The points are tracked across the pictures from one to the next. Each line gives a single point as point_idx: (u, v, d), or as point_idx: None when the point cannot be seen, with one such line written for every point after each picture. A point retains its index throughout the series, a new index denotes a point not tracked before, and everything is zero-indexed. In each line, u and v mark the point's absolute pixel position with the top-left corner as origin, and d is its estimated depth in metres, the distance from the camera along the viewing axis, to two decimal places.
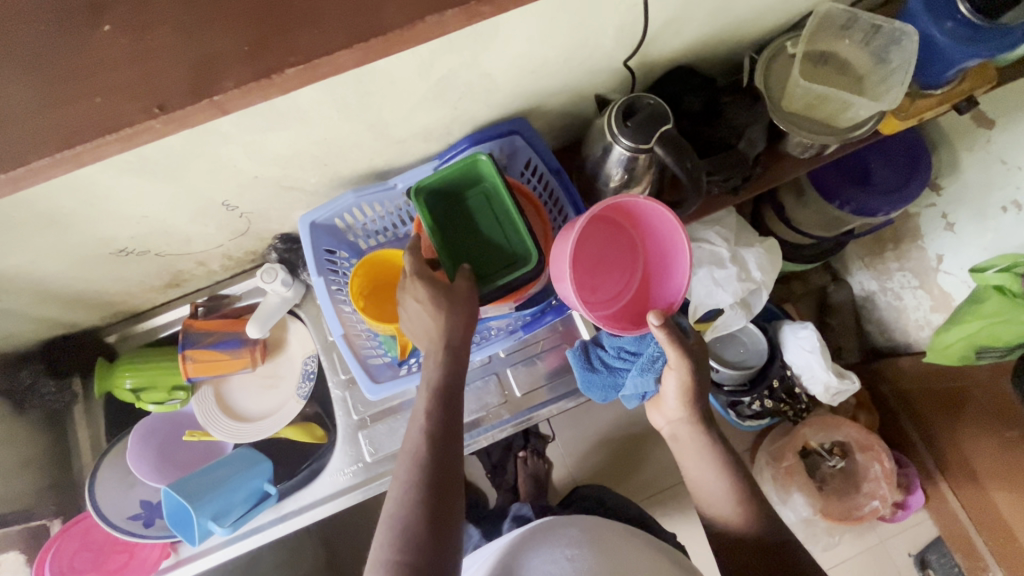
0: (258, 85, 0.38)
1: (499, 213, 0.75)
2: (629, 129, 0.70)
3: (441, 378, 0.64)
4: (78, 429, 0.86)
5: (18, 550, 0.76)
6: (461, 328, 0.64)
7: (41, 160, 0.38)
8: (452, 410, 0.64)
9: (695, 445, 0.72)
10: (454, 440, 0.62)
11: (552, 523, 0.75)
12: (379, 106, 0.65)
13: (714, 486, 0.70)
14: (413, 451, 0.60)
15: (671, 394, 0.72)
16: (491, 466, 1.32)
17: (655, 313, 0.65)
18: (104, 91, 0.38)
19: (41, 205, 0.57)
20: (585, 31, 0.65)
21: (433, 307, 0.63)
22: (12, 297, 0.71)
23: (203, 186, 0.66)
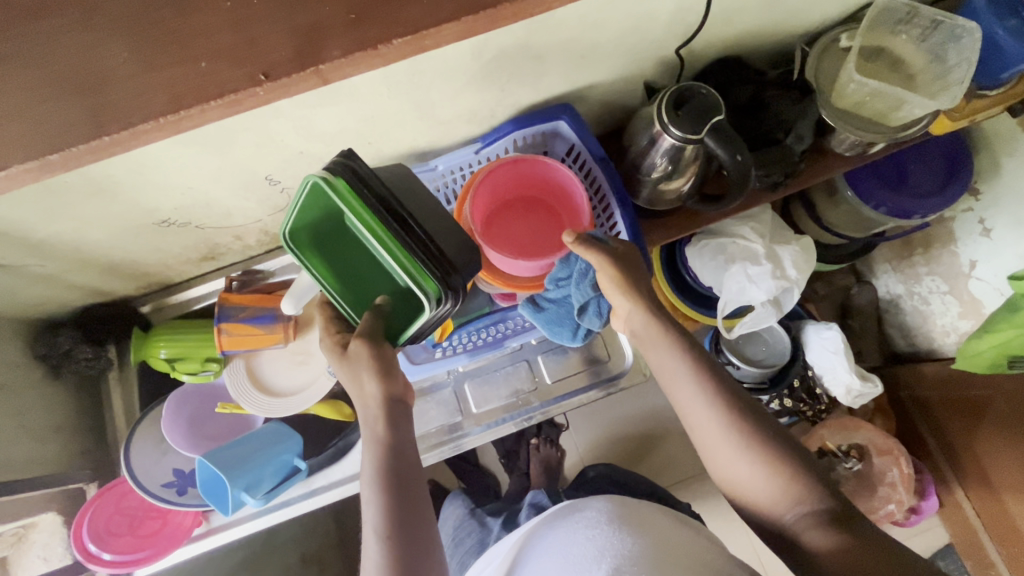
0: (363, 54, 0.39)
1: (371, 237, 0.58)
2: (679, 119, 0.69)
3: (380, 454, 0.59)
4: (111, 397, 0.87)
5: (56, 510, 0.79)
6: (377, 395, 0.60)
7: (146, 124, 0.39)
8: (406, 480, 0.58)
9: (671, 363, 0.62)
10: (412, 496, 0.58)
11: (573, 507, 0.74)
12: (429, 85, 0.64)
13: (710, 431, 0.59)
14: (371, 544, 0.55)
15: (613, 295, 0.66)
16: (504, 451, 1.33)
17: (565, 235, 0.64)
18: (208, 55, 0.39)
19: (91, 171, 0.57)
20: (642, 17, 0.64)
21: (350, 376, 0.61)
22: (54, 263, 0.71)
23: (249, 160, 0.65)
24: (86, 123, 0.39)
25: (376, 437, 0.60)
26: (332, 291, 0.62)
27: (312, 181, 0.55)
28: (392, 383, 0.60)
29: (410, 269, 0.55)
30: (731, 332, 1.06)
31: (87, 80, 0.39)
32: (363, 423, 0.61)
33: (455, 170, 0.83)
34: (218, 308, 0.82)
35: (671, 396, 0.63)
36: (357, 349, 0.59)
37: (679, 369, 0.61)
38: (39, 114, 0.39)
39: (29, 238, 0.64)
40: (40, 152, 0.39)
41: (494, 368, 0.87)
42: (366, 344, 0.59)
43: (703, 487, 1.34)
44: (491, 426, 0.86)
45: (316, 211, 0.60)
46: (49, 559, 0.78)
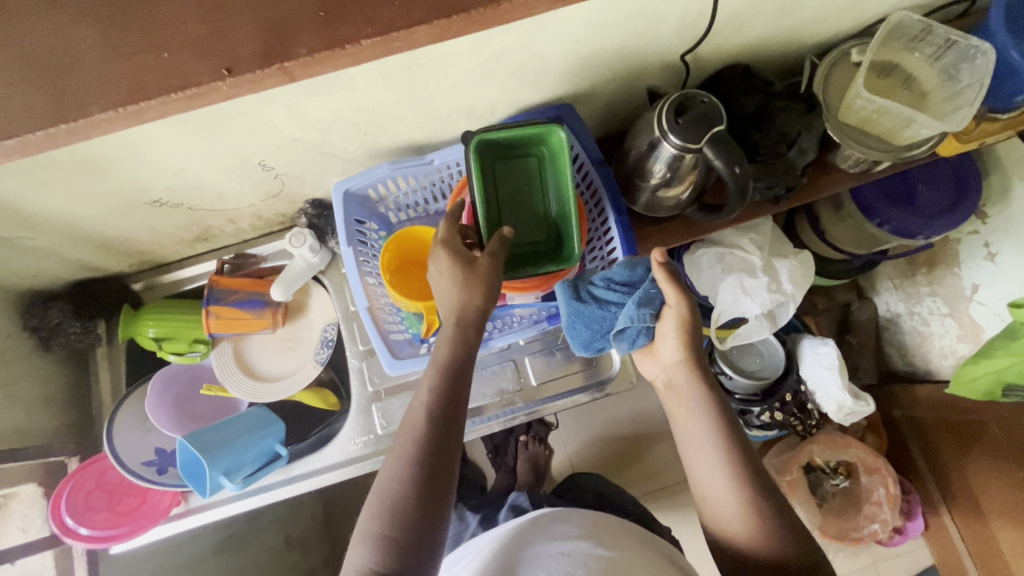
0: (332, 53, 0.39)
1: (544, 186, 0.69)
2: (680, 127, 0.68)
3: (456, 356, 0.59)
4: (99, 372, 0.88)
5: (36, 480, 0.78)
6: (477, 309, 0.59)
7: (110, 112, 0.38)
8: (463, 397, 0.59)
9: (696, 418, 0.64)
10: (442, 466, 0.55)
11: (551, 520, 0.75)
12: (427, 79, 0.63)
13: (720, 492, 0.60)
14: (412, 435, 0.56)
15: (666, 339, 0.66)
16: (493, 446, 1.34)
17: (656, 254, 0.61)
18: (173, 47, 0.38)
19: (80, 147, 0.57)
20: (645, 22, 0.63)
21: (460, 284, 0.59)
22: (44, 237, 0.71)
23: (242, 145, 0.65)
24: (50, 108, 0.38)
25: (459, 338, 0.60)
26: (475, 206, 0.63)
27: (561, 132, 0.63)
28: (491, 308, 0.60)
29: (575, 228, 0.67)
30: (723, 343, 1.06)
31: (56, 64, 0.39)
32: (447, 314, 0.60)
33: (452, 165, 0.79)
34: (207, 292, 0.81)
35: (687, 450, 0.64)
36: (487, 263, 0.60)
37: (705, 426, 0.63)
38: (11, 95, 0.39)
39: (19, 211, 0.64)
40: (7, 133, 0.39)
41: (480, 366, 0.87)
42: (495, 263, 0.61)
43: (688, 495, 1.34)
44: (473, 424, 0.86)
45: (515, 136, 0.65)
46: (27, 529, 0.75)
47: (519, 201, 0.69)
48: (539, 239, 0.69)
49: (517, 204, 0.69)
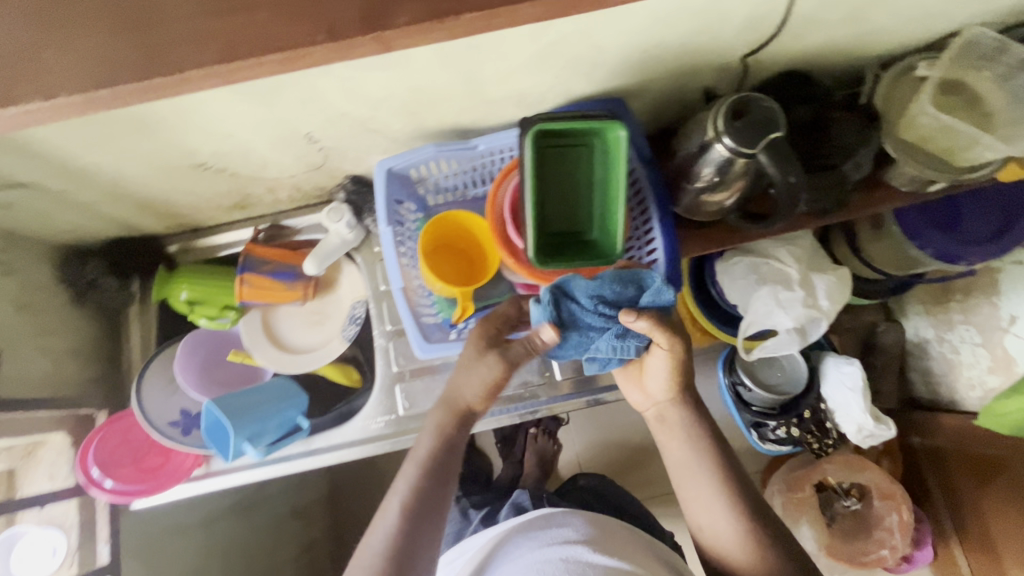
0: (428, 25, 0.38)
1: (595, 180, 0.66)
2: (735, 129, 0.66)
3: (436, 450, 0.67)
4: (130, 329, 0.89)
5: (65, 430, 0.78)
6: (469, 403, 0.68)
7: (197, 70, 0.38)
8: (446, 481, 0.66)
9: (693, 457, 0.70)
10: (432, 506, 0.64)
11: (555, 522, 0.76)
12: (483, 61, 0.62)
13: (715, 522, 0.67)
14: (389, 521, 0.63)
15: (655, 380, 0.70)
16: (502, 436, 1.35)
17: (546, 332, 0.62)
18: (269, 6, 0.38)
19: (136, 106, 0.57)
20: (710, 19, 0.61)
21: (464, 375, 0.67)
22: (89, 192, 0.72)
23: (292, 115, 0.65)
24: (137, 61, 0.38)
25: (440, 432, 0.68)
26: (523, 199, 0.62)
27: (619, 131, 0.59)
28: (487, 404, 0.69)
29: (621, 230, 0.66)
30: (749, 354, 1.07)
31: (147, 15, 0.38)
32: (436, 415, 0.69)
33: (496, 151, 0.78)
34: (241, 260, 0.82)
35: (681, 483, 0.71)
36: (495, 364, 0.66)
37: (702, 465, 0.70)
38: (102, 45, 0.38)
39: (68, 165, 0.64)
40: (80, 86, 0.38)
41: None
42: (504, 364, 0.66)
43: None
44: (494, 414, 0.85)
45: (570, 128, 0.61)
46: (54, 477, 0.77)
47: (567, 193, 0.67)
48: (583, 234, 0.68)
49: (565, 196, 0.67)
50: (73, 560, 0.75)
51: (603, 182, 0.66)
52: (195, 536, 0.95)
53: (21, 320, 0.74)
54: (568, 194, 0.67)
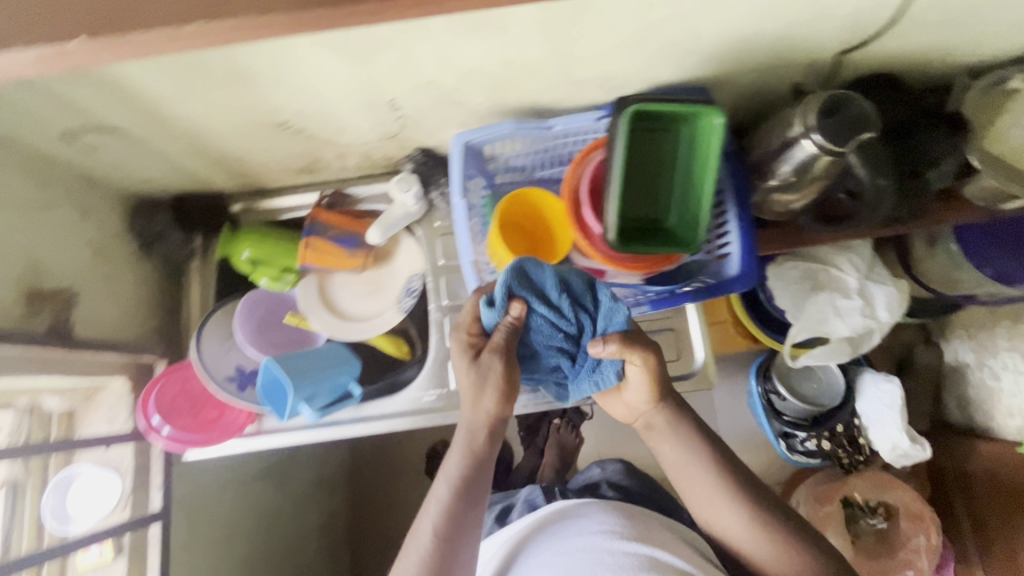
0: None
1: (684, 168, 0.66)
2: (827, 127, 0.65)
3: (468, 471, 0.64)
4: (190, 284, 0.90)
5: (126, 377, 0.79)
6: (489, 416, 0.64)
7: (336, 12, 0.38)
8: (477, 503, 0.63)
9: (690, 463, 0.69)
10: (463, 531, 0.62)
11: (567, 520, 0.75)
12: (578, 36, 0.62)
13: (730, 524, 0.67)
14: (424, 544, 0.60)
15: (634, 391, 0.69)
16: (526, 426, 1.38)
17: (518, 309, 0.61)
18: None
19: (237, 56, 0.57)
20: (812, 10, 0.60)
21: (470, 386, 0.65)
22: (170, 143, 0.72)
23: (381, 79, 0.65)
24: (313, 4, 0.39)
25: (471, 450, 0.64)
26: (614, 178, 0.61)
27: (720, 118, 0.58)
28: (507, 412, 0.65)
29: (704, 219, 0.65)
30: (795, 361, 1.02)
31: None
32: (465, 431, 0.65)
33: (571, 133, 0.78)
34: (309, 224, 0.83)
35: (686, 488, 0.70)
36: (492, 364, 0.63)
37: (704, 471, 0.68)
38: None
39: (158, 113, 0.65)
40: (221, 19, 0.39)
41: None
42: (499, 369, 0.63)
43: None
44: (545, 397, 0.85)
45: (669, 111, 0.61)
46: (112, 420, 0.78)
47: (652, 179, 0.67)
48: (662, 220, 0.68)
49: (649, 182, 0.67)
50: (127, 502, 0.77)
51: (691, 169, 0.65)
52: (235, 493, 0.97)
53: (94, 263, 0.75)
54: (653, 180, 0.67)
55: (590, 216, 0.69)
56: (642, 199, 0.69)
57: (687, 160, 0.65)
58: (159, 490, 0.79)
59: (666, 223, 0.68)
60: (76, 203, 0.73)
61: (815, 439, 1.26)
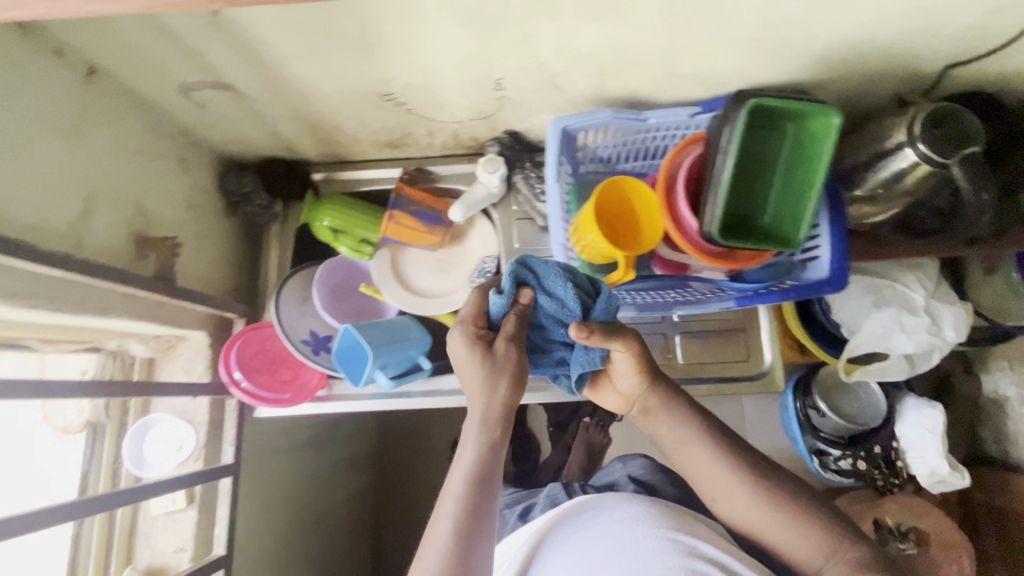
0: None
1: (787, 165, 0.66)
2: (932, 138, 0.66)
3: (482, 462, 0.56)
4: (268, 248, 0.91)
5: (205, 331, 0.79)
6: (501, 403, 0.58)
7: None
8: (494, 500, 0.55)
9: (689, 441, 0.67)
10: (484, 533, 0.53)
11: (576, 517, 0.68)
12: (697, 28, 0.62)
13: (745, 511, 0.63)
14: (440, 548, 0.51)
15: (624, 375, 0.69)
16: (556, 422, 1.41)
17: (530, 294, 0.61)
18: None
19: (369, 23, 0.58)
20: (933, 22, 0.61)
21: (479, 375, 0.59)
22: (275, 106, 0.74)
23: (497, 57, 0.66)
24: None
25: (484, 445, 0.57)
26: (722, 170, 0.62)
27: (838, 118, 0.59)
28: (518, 401, 0.59)
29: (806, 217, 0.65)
30: (847, 375, 1.02)
31: None
32: (474, 424, 0.58)
33: (664, 127, 0.78)
34: (394, 196, 0.86)
35: (696, 475, 0.66)
36: (501, 351, 0.60)
37: (706, 450, 0.65)
38: None
39: (275, 74, 0.66)
40: None
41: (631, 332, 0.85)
42: (507, 355, 0.60)
43: None
44: None
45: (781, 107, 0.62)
46: (190, 373, 0.79)
47: (754, 175, 0.67)
48: (759, 217, 0.68)
49: (751, 178, 0.67)
50: (199, 455, 0.77)
51: (796, 167, 0.65)
52: (283, 458, 0.97)
53: (189, 216, 0.77)
54: (754, 176, 0.67)
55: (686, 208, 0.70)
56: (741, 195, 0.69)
57: (791, 158, 0.65)
58: (230, 446, 0.80)
59: (763, 220, 0.68)
60: (178, 156, 0.75)
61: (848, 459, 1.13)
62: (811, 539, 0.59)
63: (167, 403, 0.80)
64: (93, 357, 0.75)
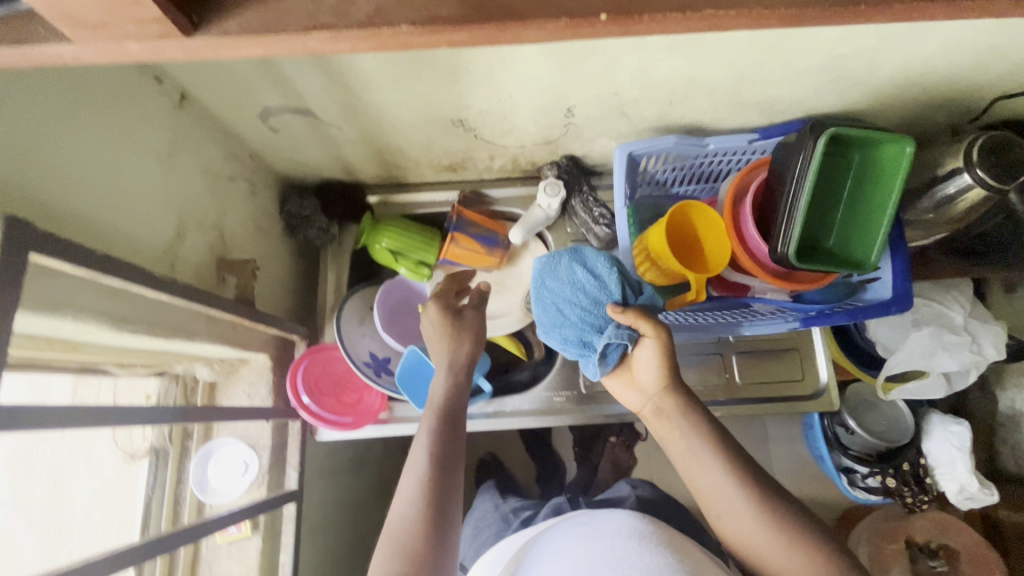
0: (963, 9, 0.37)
1: (856, 190, 0.69)
2: (990, 164, 0.68)
3: (444, 406, 0.66)
4: (324, 270, 0.91)
5: (267, 354, 0.78)
6: (465, 352, 0.70)
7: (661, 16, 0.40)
8: (459, 433, 0.64)
9: (698, 455, 0.58)
10: (455, 458, 0.62)
11: (590, 519, 0.63)
12: (770, 62, 0.65)
13: (748, 532, 0.54)
14: (416, 475, 0.59)
15: (645, 367, 0.62)
16: (581, 440, 1.36)
17: (487, 281, 0.76)
18: None
19: (459, 52, 0.60)
20: (995, 57, 0.64)
21: (448, 333, 0.71)
22: (345, 131, 0.75)
23: (573, 86, 0.68)
24: None
25: (449, 385, 0.67)
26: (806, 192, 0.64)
27: (911, 146, 0.63)
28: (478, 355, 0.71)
29: (880, 238, 0.67)
30: (886, 394, 1.04)
31: None
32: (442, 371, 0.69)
33: (721, 152, 0.81)
34: (457, 218, 0.85)
35: (699, 489, 0.59)
36: (469, 313, 0.73)
37: (713, 461, 0.57)
38: None
39: (355, 100, 0.68)
40: None
41: (689, 351, 0.86)
42: (475, 316, 0.73)
43: None
44: None
45: (855, 136, 0.65)
46: (252, 396, 0.77)
47: (822, 201, 0.70)
48: (827, 240, 0.70)
49: (819, 203, 0.70)
50: (264, 480, 0.76)
51: (865, 192, 0.68)
52: (334, 481, 0.96)
53: (255, 238, 0.77)
54: (822, 202, 0.70)
55: (753, 232, 0.72)
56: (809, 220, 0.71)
57: (859, 183, 0.69)
58: (294, 470, 0.78)
59: (832, 243, 0.70)
60: (247, 180, 0.75)
61: (876, 476, 1.08)
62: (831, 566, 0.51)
63: (228, 428, 0.79)
64: (156, 382, 0.74)
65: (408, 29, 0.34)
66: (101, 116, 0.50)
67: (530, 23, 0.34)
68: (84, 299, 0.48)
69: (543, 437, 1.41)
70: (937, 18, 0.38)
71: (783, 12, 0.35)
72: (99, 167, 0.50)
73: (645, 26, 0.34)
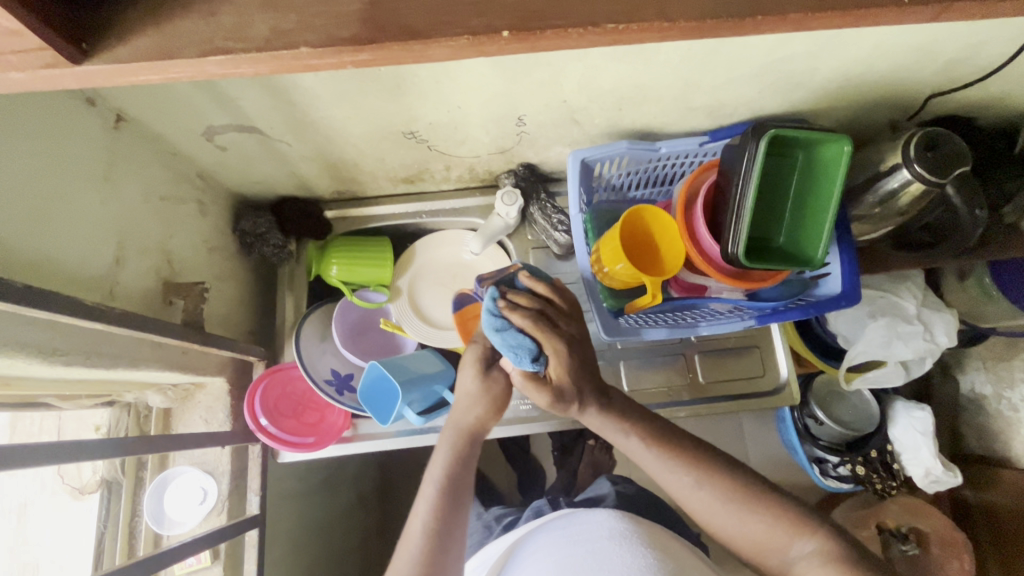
0: (856, 15, 0.38)
1: (802, 187, 0.71)
2: (927, 160, 0.70)
3: (453, 470, 0.64)
4: (283, 288, 0.89)
5: (224, 377, 0.76)
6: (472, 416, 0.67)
7: None
8: (462, 501, 0.63)
9: (677, 478, 0.61)
10: (455, 522, 0.61)
11: (577, 518, 0.66)
12: (712, 69, 0.66)
13: (705, 499, 0.60)
14: (413, 546, 0.59)
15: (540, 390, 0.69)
16: (559, 445, 1.35)
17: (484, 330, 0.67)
18: None
19: (403, 65, 0.59)
20: (927, 56, 0.65)
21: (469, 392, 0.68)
22: (294, 147, 0.73)
23: (523, 95, 0.68)
24: None
25: (453, 449, 0.66)
26: (752, 192, 0.65)
27: (848, 144, 0.65)
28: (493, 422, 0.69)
29: (824, 234, 0.69)
30: (848, 383, 1.06)
31: None
32: (451, 428, 0.68)
33: (674, 155, 0.82)
34: None
35: (683, 499, 0.61)
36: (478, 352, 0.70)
37: (679, 472, 0.60)
38: None
39: (302, 116, 0.67)
40: None
41: (651, 352, 0.87)
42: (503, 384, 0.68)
43: None
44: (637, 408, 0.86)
45: (799, 137, 0.67)
46: (209, 421, 0.75)
47: (769, 200, 0.72)
48: (774, 238, 0.73)
49: (766, 202, 0.72)
50: (223, 507, 0.74)
51: (809, 190, 0.70)
52: (302, 500, 0.94)
53: (206, 258, 0.75)
54: (769, 201, 0.72)
55: (705, 235, 0.73)
56: (757, 219, 0.73)
57: (804, 180, 0.70)
58: (255, 495, 0.77)
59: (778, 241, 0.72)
60: (197, 200, 0.74)
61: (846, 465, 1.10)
62: (774, 535, 0.56)
63: (184, 454, 0.76)
64: (106, 411, 0.73)
65: (309, 53, 0.35)
66: (30, 141, 0.49)
67: (438, 40, 0.35)
68: (14, 333, 0.47)
69: (520, 443, 1.39)
70: (830, 26, 0.39)
71: (683, 25, 0.36)
72: (27, 199, 0.48)
73: (548, 40, 0.36)
